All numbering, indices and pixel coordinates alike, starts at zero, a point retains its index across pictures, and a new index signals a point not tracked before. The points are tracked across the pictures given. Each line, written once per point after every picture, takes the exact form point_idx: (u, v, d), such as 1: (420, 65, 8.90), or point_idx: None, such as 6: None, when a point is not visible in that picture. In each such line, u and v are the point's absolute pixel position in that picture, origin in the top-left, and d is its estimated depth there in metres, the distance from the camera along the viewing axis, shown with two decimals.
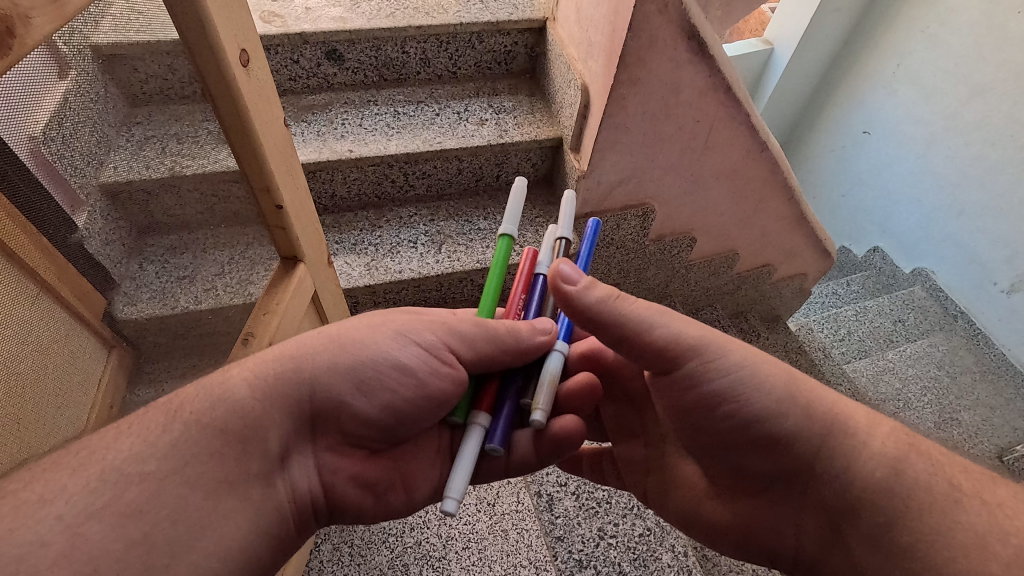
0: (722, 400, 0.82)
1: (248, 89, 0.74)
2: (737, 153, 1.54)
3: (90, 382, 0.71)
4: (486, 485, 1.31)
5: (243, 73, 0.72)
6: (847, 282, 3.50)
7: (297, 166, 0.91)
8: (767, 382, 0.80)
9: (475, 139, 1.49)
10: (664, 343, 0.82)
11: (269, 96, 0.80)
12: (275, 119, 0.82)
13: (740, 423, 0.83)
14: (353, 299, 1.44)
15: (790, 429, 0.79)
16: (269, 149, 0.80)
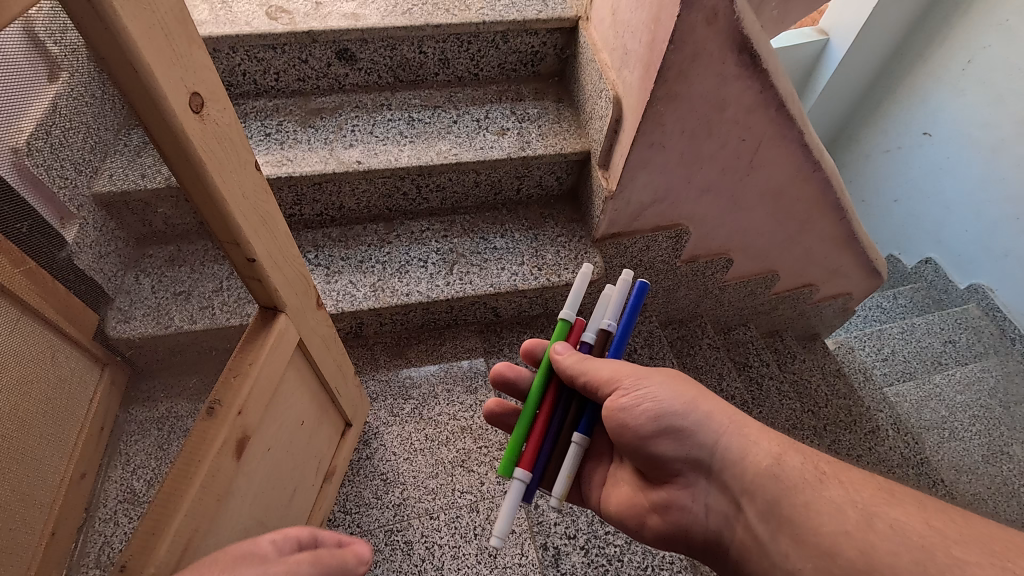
0: (642, 407, 0.83)
1: (205, 139, 0.57)
2: (785, 173, 1.37)
3: (80, 403, 0.66)
4: (489, 532, 1.22)
5: (192, 119, 0.55)
6: (894, 295, 3.29)
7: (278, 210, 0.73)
8: (679, 395, 0.85)
9: (493, 151, 1.37)
10: (608, 374, 0.85)
11: (234, 138, 0.63)
12: (246, 165, 0.65)
13: (654, 418, 0.83)
14: (358, 319, 1.36)
15: (691, 422, 0.83)
16: (238, 203, 0.63)
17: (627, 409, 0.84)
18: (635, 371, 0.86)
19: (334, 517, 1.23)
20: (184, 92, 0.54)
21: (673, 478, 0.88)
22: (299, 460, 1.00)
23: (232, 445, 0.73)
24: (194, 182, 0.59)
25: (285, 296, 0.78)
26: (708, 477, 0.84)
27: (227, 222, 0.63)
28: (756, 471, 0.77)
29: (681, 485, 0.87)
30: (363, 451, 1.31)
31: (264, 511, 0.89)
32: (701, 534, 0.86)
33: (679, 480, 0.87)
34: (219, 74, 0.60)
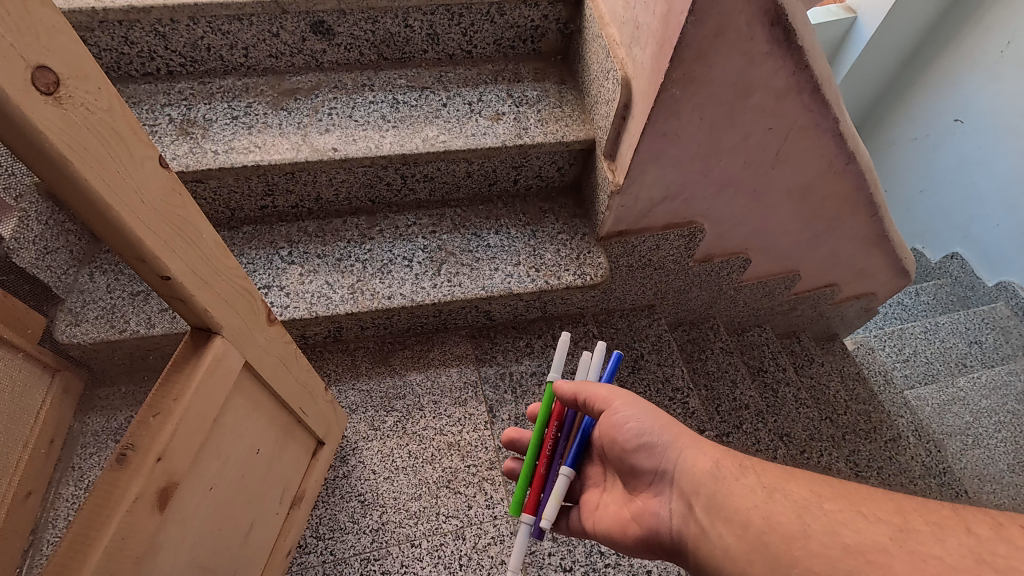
0: (626, 425, 0.82)
1: (66, 133, 0.46)
2: (815, 167, 1.22)
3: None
4: (475, 563, 1.10)
5: (49, 108, 0.45)
6: (916, 292, 3.11)
7: (195, 215, 0.62)
8: (657, 418, 0.83)
9: (487, 138, 1.22)
10: (603, 394, 0.86)
11: (122, 130, 0.52)
12: (143, 163, 0.55)
13: (634, 436, 0.82)
14: (335, 324, 1.23)
15: (663, 440, 0.81)
16: (131, 210, 0.53)
17: (613, 425, 0.83)
18: (625, 393, 0.85)
19: (305, 544, 1.11)
20: (25, 69, 0.43)
21: (645, 489, 0.83)
22: (255, 491, 0.88)
23: (151, 496, 0.63)
24: (62, 187, 0.48)
25: (219, 315, 0.68)
26: (670, 487, 0.80)
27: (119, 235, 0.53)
28: (696, 470, 0.76)
29: (651, 495, 0.82)
30: (339, 469, 1.19)
31: (206, 558, 0.77)
32: (667, 546, 0.80)
33: (650, 491, 0.83)
34: (85, 50, 0.48)
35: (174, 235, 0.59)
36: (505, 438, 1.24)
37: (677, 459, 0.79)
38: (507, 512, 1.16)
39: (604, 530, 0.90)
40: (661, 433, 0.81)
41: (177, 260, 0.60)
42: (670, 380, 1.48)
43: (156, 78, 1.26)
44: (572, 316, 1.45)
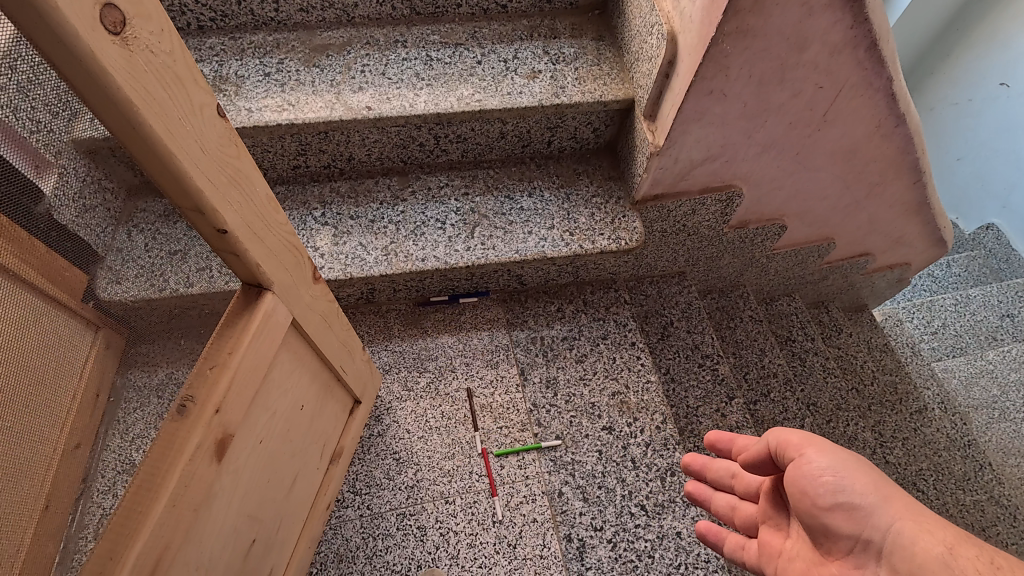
0: (820, 478, 0.76)
1: (132, 75, 0.48)
2: (862, 128, 1.18)
3: (73, 373, 0.54)
4: (507, 521, 1.12)
5: (116, 46, 0.46)
6: (948, 263, 3.03)
7: (248, 168, 0.64)
8: (863, 475, 0.75)
9: (523, 97, 1.19)
10: (797, 440, 0.79)
11: (182, 75, 0.54)
12: (201, 111, 0.56)
13: (830, 492, 0.75)
14: (369, 285, 1.24)
15: (868, 501, 0.73)
16: (191, 158, 0.55)
17: (804, 476, 0.77)
18: (824, 442, 0.78)
19: (343, 498, 1.14)
20: (93, 6, 0.44)
21: (840, 553, 0.77)
22: (299, 444, 0.90)
23: (209, 446, 0.66)
24: (125, 132, 0.50)
25: (268, 269, 0.70)
26: (879, 561, 0.72)
27: (180, 182, 0.55)
28: (924, 558, 0.66)
29: (849, 564, 0.76)
30: (374, 428, 1.22)
31: (255, 506, 0.80)
32: None
33: (849, 558, 0.76)
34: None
35: (230, 187, 0.61)
36: (536, 401, 1.25)
37: (889, 529, 0.71)
38: (539, 472, 1.18)
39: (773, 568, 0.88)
40: (866, 495, 0.73)
41: (232, 213, 0.62)
42: (700, 347, 1.47)
43: (186, 32, 1.24)
44: (603, 282, 1.43)
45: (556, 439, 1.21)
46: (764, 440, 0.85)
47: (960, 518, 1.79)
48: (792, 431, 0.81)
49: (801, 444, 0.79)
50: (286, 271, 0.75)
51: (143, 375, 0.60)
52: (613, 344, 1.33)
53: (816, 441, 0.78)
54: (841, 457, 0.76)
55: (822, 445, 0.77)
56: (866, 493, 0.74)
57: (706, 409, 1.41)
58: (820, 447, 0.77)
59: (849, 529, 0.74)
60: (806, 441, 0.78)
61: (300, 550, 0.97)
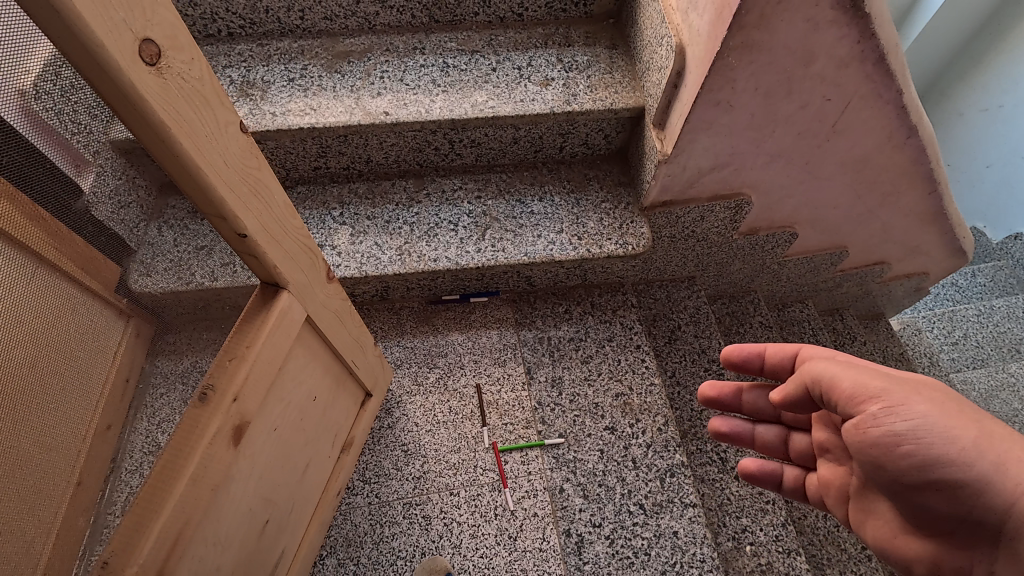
0: (899, 445, 0.74)
1: (164, 98, 0.53)
2: (872, 139, 1.19)
3: (105, 354, 0.60)
4: (510, 513, 1.17)
5: (151, 76, 0.51)
6: (972, 273, 2.96)
7: (267, 178, 0.69)
8: (955, 431, 0.72)
9: (535, 104, 1.22)
10: (850, 390, 0.77)
11: (209, 97, 0.59)
12: (226, 128, 0.61)
13: (921, 468, 0.73)
14: (383, 282, 1.29)
15: (976, 472, 0.71)
16: (216, 171, 0.60)
17: (880, 444, 0.75)
18: (885, 392, 0.75)
19: (353, 485, 1.20)
20: (133, 41, 0.49)
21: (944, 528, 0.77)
22: (312, 434, 0.96)
23: (228, 431, 0.71)
24: (157, 146, 0.55)
25: (285, 270, 0.76)
26: (993, 536, 0.73)
27: (204, 191, 0.60)
28: None
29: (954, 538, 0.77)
30: (385, 420, 1.27)
31: (269, 489, 0.85)
32: None
33: (954, 531, 0.76)
34: (181, 24, 0.55)
35: (251, 195, 0.66)
36: (541, 399, 1.29)
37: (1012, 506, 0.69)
38: (542, 469, 1.21)
39: (839, 498, 0.93)
40: (973, 468, 0.71)
41: (253, 219, 0.67)
42: (707, 351, 1.50)
43: (217, 39, 1.30)
44: (611, 285, 1.46)
45: (559, 437, 1.24)
46: (805, 380, 0.84)
47: None
48: (852, 376, 0.78)
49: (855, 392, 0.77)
50: (301, 271, 0.80)
51: (170, 364, 0.67)
52: (618, 346, 1.36)
53: (882, 392, 0.75)
54: (900, 399, 0.74)
55: (876, 390, 0.75)
56: (977, 458, 0.71)
57: (710, 413, 1.44)
58: (887, 401, 0.74)
59: (947, 504, 0.74)
60: (869, 395, 0.75)
61: (310, 534, 1.03)
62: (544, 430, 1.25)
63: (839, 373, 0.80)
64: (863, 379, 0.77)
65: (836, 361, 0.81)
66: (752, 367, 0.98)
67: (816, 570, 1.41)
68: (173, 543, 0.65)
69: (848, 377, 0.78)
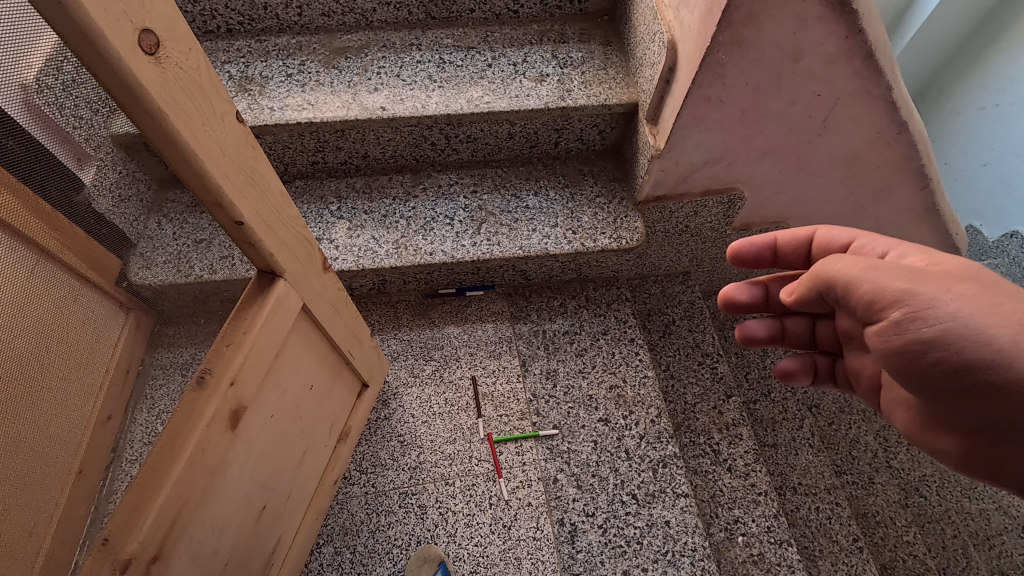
0: (928, 350, 0.68)
1: (163, 88, 0.55)
2: (863, 134, 1.20)
3: (104, 342, 0.65)
4: (504, 503, 1.18)
5: (150, 66, 0.53)
6: None
7: (264, 168, 0.71)
8: (989, 331, 0.66)
9: (530, 100, 1.24)
10: (871, 295, 0.71)
11: (207, 88, 0.60)
12: (223, 118, 0.63)
13: (950, 372, 0.68)
14: (379, 276, 1.30)
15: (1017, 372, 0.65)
16: (213, 160, 0.62)
17: (908, 349, 0.70)
18: (911, 293, 0.68)
19: (349, 475, 1.21)
20: (132, 32, 0.51)
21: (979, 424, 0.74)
22: (309, 422, 0.97)
23: (225, 416, 0.73)
24: (155, 134, 0.57)
25: (282, 259, 0.77)
26: None
27: (201, 180, 0.62)
28: None
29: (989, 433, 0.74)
30: (381, 411, 1.29)
31: (267, 476, 0.87)
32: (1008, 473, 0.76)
33: (991, 429, 0.72)
34: (180, 16, 0.57)
35: (247, 184, 0.68)
36: (536, 391, 1.31)
37: None
38: (536, 459, 1.23)
39: (871, 387, 0.94)
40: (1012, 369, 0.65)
41: (249, 207, 0.68)
42: (701, 345, 1.52)
43: (216, 35, 1.32)
44: (606, 280, 1.47)
45: (553, 429, 1.26)
46: (818, 284, 0.76)
47: (962, 527, 1.82)
48: (872, 282, 0.70)
49: (875, 297, 0.70)
50: (298, 260, 0.81)
51: (169, 357, 0.71)
52: (612, 339, 1.37)
53: (904, 297, 0.68)
54: (927, 301, 0.67)
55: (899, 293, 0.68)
56: (1016, 356, 0.65)
57: (703, 406, 1.45)
58: (909, 309, 0.68)
59: (980, 406, 0.70)
60: (890, 301, 0.69)
61: (307, 522, 1.05)
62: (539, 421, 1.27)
63: (857, 276, 0.72)
64: (883, 285, 0.70)
65: (856, 259, 0.73)
66: (765, 260, 0.98)
67: (809, 562, 1.42)
68: (171, 523, 0.66)
69: (868, 281, 0.71)
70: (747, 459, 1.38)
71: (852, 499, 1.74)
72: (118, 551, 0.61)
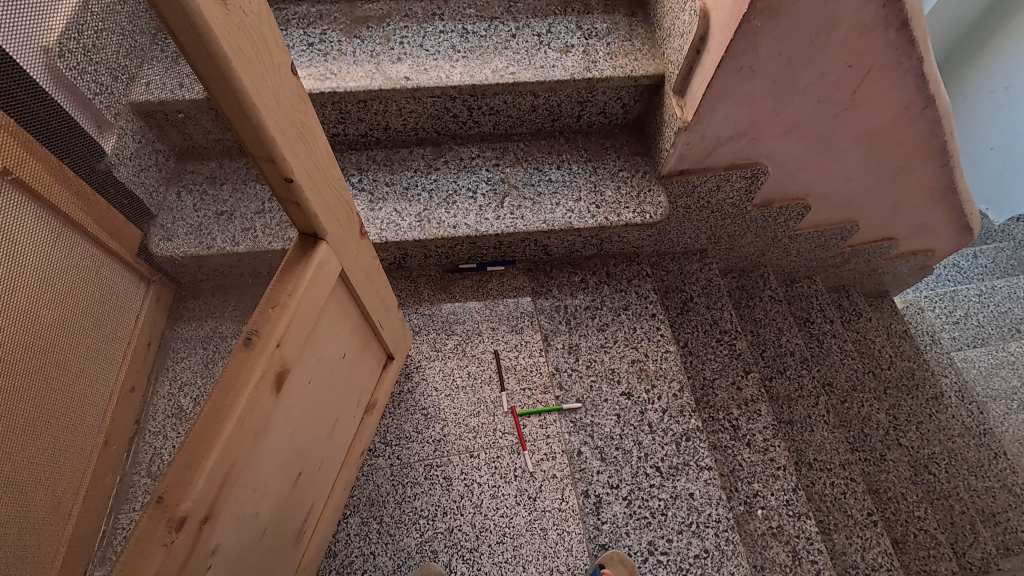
0: None
1: (228, 30, 0.54)
2: (891, 108, 1.20)
3: (127, 315, 0.63)
4: (529, 475, 1.19)
5: (217, 7, 0.53)
6: (974, 254, 2.86)
7: (312, 126, 0.71)
8: None
9: (555, 71, 1.22)
10: None
11: (265, 36, 0.60)
12: (278, 67, 0.63)
13: None
14: (401, 250, 1.30)
15: None
16: (267, 110, 0.62)
17: None
18: None
19: (374, 448, 1.22)
20: None
21: None
22: (340, 391, 0.97)
23: (271, 378, 0.73)
24: (215, 78, 0.56)
25: (325, 222, 0.77)
26: None
27: (257, 129, 0.61)
28: None
29: None
30: (404, 385, 1.29)
31: (302, 443, 0.87)
32: None
33: None
34: None
35: (296, 140, 0.67)
36: (558, 365, 1.31)
37: None
38: (560, 432, 1.23)
39: None
40: None
41: (297, 163, 0.68)
42: (719, 323, 1.52)
43: None
44: (626, 255, 1.47)
45: (576, 402, 1.26)
46: None
47: (970, 503, 1.86)
48: None
49: None
50: (340, 224, 0.81)
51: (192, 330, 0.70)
52: (633, 315, 1.37)
53: None
54: None
55: None
56: None
57: (722, 382, 1.46)
58: None
59: None
60: None
61: (336, 491, 1.05)
62: (563, 395, 1.27)
63: None
64: None
65: None
66: None
67: (824, 536, 1.44)
68: (221, 483, 0.66)
69: None
70: (766, 434, 1.39)
71: (865, 475, 1.76)
72: (173, 509, 0.61)
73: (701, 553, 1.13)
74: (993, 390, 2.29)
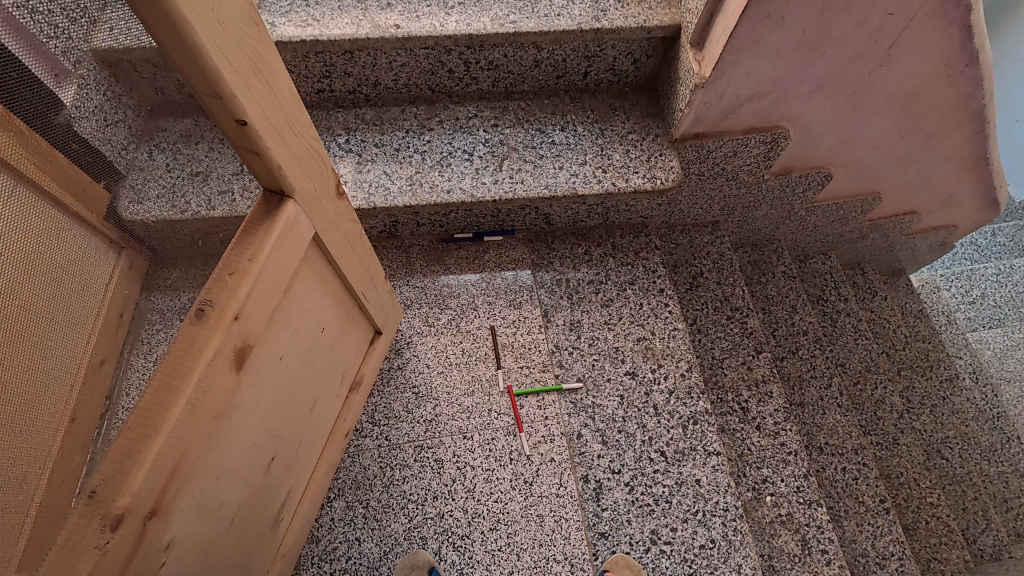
0: None
1: None
2: (928, 65, 1.08)
3: None
4: (525, 459, 1.12)
5: None
6: (992, 231, 2.73)
7: (264, 57, 0.61)
8: None
9: (560, 20, 1.11)
10: None
11: None
12: None
13: None
14: (391, 217, 1.20)
15: None
16: (206, 34, 0.52)
17: None
18: None
19: (361, 427, 1.14)
20: None
21: None
22: (320, 368, 0.89)
23: (230, 354, 0.64)
24: None
25: (291, 175, 0.68)
26: None
27: (196, 57, 0.52)
28: None
29: None
30: (394, 361, 1.21)
31: (274, 427, 0.79)
32: None
33: None
34: None
35: (247, 74, 0.58)
36: (559, 342, 1.22)
37: None
38: (559, 413, 1.16)
39: None
40: None
41: (250, 102, 0.59)
42: (730, 299, 1.43)
43: None
44: (633, 226, 1.37)
45: (577, 382, 1.18)
46: None
47: (982, 488, 1.79)
48: None
49: None
50: (309, 177, 0.72)
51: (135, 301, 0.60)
52: (640, 290, 1.28)
53: None
54: None
55: None
56: None
57: (732, 361, 1.38)
58: None
59: None
60: None
61: (319, 474, 0.98)
62: (564, 374, 1.19)
63: None
64: None
65: None
66: None
67: (834, 523, 1.38)
68: (169, 473, 0.59)
69: None
70: (777, 418, 1.32)
71: (876, 460, 1.69)
72: (107, 505, 0.54)
73: (706, 543, 1.06)
74: (1008, 373, 2.20)
